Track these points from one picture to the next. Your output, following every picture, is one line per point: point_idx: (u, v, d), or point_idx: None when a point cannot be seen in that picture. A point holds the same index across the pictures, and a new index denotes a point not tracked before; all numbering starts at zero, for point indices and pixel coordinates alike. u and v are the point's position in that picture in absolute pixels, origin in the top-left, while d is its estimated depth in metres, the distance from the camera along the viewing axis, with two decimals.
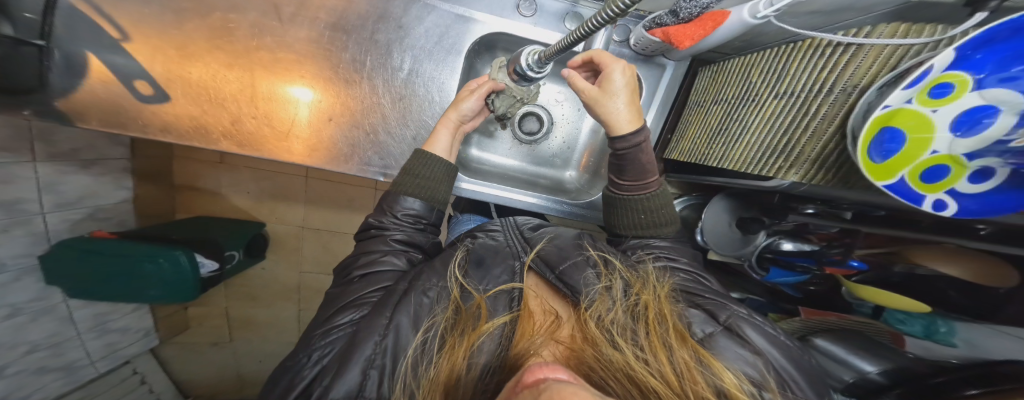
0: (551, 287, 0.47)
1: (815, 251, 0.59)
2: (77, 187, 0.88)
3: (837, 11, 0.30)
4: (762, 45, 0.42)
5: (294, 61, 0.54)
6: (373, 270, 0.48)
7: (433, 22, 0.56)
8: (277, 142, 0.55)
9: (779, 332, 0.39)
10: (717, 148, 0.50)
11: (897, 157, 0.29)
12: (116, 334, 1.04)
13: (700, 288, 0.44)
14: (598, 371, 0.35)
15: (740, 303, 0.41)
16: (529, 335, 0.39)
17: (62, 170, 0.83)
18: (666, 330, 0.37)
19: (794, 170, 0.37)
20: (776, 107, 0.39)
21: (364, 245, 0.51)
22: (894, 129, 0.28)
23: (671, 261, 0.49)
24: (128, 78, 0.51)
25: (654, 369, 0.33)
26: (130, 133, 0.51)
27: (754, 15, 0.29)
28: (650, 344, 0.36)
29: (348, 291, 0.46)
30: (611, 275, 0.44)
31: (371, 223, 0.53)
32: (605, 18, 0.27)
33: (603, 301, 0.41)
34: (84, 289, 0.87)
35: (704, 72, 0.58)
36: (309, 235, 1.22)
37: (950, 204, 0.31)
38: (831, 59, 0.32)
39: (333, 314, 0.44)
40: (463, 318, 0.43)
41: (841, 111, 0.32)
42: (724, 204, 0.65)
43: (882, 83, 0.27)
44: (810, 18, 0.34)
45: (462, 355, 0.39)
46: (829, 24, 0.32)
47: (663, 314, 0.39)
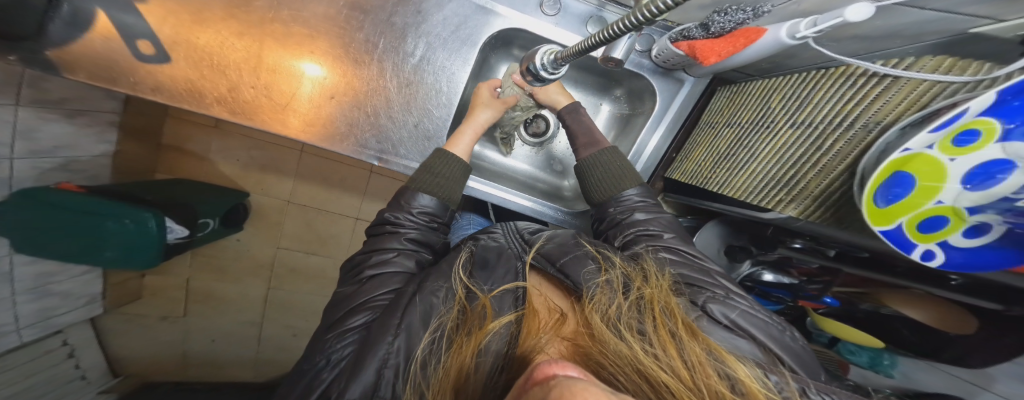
0: (553, 283, 0.47)
1: (794, 284, 0.58)
2: (53, 137, 0.83)
3: (885, 37, 0.30)
4: (791, 68, 0.42)
5: (305, 35, 0.53)
6: (385, 271, 0.47)
7: (453, 10, 0.56)
8: (272, 113, 0.53)
9: (783, 328, 0.38)
10: (721, 172, 0.51)
11: (900, 204, 0.29)
12: (56, 298, 0.94)
13: (699, 276, 0.43)
14: (603, 360, 0.33)
15: (742, 296, 0.41)
16: (535, 334, 0.38)
17: (44, 117, 0.79)
18: (675, 322, 0.35)
19: (794, 204, 0.40)
20: (791, 138, 0.39)
21: (376, 243, 0.50)
22: (907, 174, 0.28)
23: (663, 246, 0.48)
24: (132, 35, 0.47)
25: (664, 363, 0.30)
26: (118, 89, 0.46)
27: (793, 34, 0.29)
28: (658, 336, 0.34)
29: (359, 293, 0.45)
30: (611, 270, 0.43)
31: (386, 222, 0.52)
32: (628, 24, 0.26)
33: (603, 294, 0.39)
34: (35, 244, 0.79)
35: (723, 92, 0.58)
36: (294, 210, 1.21)
37: (937, 255, 0.33)
38: (863, 90, 0.31)
39: (345, 316, 0.43)
40: (470, 317, 0.41)
41: (854, 151, 0.33)
42: (716, 230, 0.66)
43: (905, 124, 0.28)
44: (851, 44, 0.33)
45: (470, 352, 0.37)
46: (869, 52, 0.32)
47: (670, 307, 0.37)
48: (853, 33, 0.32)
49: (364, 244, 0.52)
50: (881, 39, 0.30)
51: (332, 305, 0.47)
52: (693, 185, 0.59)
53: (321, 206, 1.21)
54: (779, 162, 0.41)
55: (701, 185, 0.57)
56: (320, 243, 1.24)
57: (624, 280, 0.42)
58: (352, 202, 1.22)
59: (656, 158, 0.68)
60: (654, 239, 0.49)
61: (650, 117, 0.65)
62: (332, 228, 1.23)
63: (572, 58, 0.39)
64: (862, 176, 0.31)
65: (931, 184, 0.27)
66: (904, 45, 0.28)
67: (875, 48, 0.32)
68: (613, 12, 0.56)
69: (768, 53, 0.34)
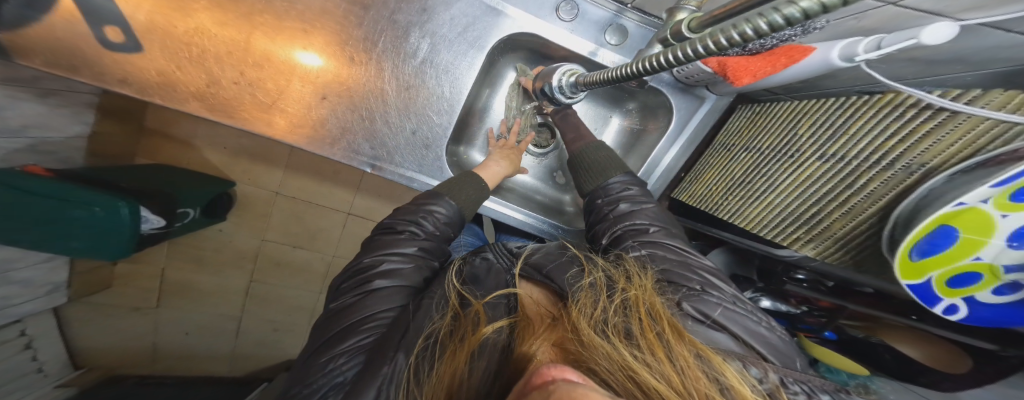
0: (543, 291, 0.44)
1: (792, 313, 0.56)
2: (21, 115, 0.72)
3: (945, 61, 0.25)
4: (823, 89, 0.37)
5: (299, 30, 0.49)
6: (397, 283, 0.41)
7: (461, 9, 0.52)
8: (256, 112, 0.49)
9: (767, 323, 0.36)
10: (735, 198, 0.49)
11: (936, 257, 0.27)
12: (15, 288, 0.80)
13: (682, 272, 0.40)
14: (588, 358, 0.30)
15: (726, 290, 0.38)
16: (529, 339, 0.35)
17: (15, 95, 0.70)
18: (658, 321, 0.32)
19: (812, 244, 0.40)
20: (818, 171, 0.36)
21: (388, 246, 0.44)
22: (952, 230, 0.25)
23: (650, 243, 0.44)
24: (97, 18, 0.42)
25: (653, 369, 0.27)
26: (80, 79, 0.41)
27: (850, 57, 0.27)
28: (644, 338, 0.30)
29: (363, 306, 0.39)
30: (594, 272, 0.41)
31: (404, 225, 0.46)
32: (671, 59, 0.26)
33: (586, 297, 0.36)
34: None
35: (745, 110, 0.51)
36: (282, 202, 1.14)
37: (964, 310, 0.31)
38: (903, 123, 0.28)
39: (341, 335, 0.37)
40: (463, 322, 0.38)
41: (891, 192, 0.30)
42: (721, 258, 0.64)
43: (957, 169, 0.24)
44: (903, 66, 0.29)
45: (464, 359, 0.33)
46: (920, 77, 0.28)
47: (654, 306, 0.33)
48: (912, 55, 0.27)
49: (370, 246, 0.45)
50: (942, 63, 0.26)
51: (329, 316, 0.41)
52: (702, 210, 0.57)
53: (312, 199, 1.14)
54: (801, 195, 0.39)
55: (710, 212, 0.55)
56: (309, 237, 1.17)
57: (607, 283, 0.40)
58: (344, 197, 1.16)
59: (666, 178, 0.66)
60: (642, 234, 0.46)
61: (665, 134, 0.62)
62: (321, 222, 1.17)
63: (603, 84, 0.39)
64: (897, 225, 0.29)
65: (973, 241, 0.25)
66: (966, 72, 0.24)
67: (933, 72, 0.27)
68: (632, 19, 0.54)
69: (810, 73, 0.32)
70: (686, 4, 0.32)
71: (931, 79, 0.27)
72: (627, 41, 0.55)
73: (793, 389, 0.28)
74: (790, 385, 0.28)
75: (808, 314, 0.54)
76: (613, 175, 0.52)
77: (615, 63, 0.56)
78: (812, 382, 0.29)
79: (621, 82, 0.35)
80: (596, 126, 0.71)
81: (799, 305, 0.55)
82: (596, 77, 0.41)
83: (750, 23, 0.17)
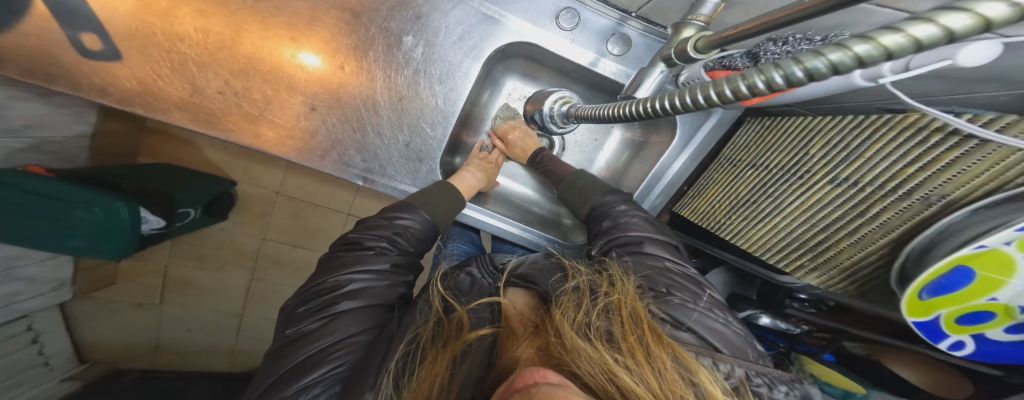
0: (529, 299, 0.42)
1: (792, 333, 0.50)
2: (26, 115, 0.73)
3: (976, 80, 0.22)
4: (841, 103, 0.33)
5: (287, 37, 0.47)
6: (363, 304, 0.38)
7: (457, 17, 0.51)
8: (242, 123, 0.47)
9: (724, 318, 0.35)
10: (738, 218, 0.47)
11: (943, 298, 0.25)
12: (21, 284, 0.80)
13: (660, 274, 0.39)
14: (570, 361, 0.29)
15: (698, 292, 0.37)
16: (512, 346, 0.34)
17: (15, 95, 0.69)
18: (639, 326, 0.31)
19: (816, 273, 0.39)
20: (828, 196, 0.34)
21: (357, 264, 0.40)
22: (968, 269, 0.23)
23: (638, 254, 0.42)
24: (76, 23, 0.41)
25: (634, 372, 0.26)
26: (56, 88, 0.41)
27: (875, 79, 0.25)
28: (626, 342, 0.30)
29: (328, 332, 0.35)
30: (576, 277, 0.39)
31: (373, 241, 0.42)
32: (669, 106, 0.26)
33: (570, 300, 0.35)
34: None
35: (754, 124, 0.47)
36: (282, 203, 1.13)
37: (971, 346, 0.28)
38: (918, 149, 0.26)
39: (298, 371, 0.33)
40: (447, 327, 0.37)
41: (905, 224, 0.29)
42: (723, 277, 0.61)
43: (978, 205, 0.23)
44: (931, 85, 0.25)
45: (444, 364, 0.32)
46: (946, 95, 0.24)
47: (636, 310, 0.32)
48: (940, 77, 0.24)
49: (331, 264, 0.40)
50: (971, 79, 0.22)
51: (289, 342, 0.36)
52: (703, 227, 0.55)
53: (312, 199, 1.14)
54: (809, 221, 0.37)
55: (711, 230, 0.53)
56: (308, 237, 1.15)
57: (590, 286, 0.38)
58: (344, 197, 1.15)
59: (667, 193, 0.64)
60: (625, 245, 0.43)
61: (669, 147, 0.59)
62: (320, 222, 1.15)
63: (615, 121, 0.35)
64: (909, 260, 0.28)
65: (992, 280, 0.22)
66: (998, 91, 0.20)
67: (962, 90, 0.23)
68: (635, 28, 0.52)
69: (826, 92, 0.30)
70: (694, 19, 0.30)
71: (960, 97, 0.23)
72: (630, 51, 0.53)
73: (756, 381, 0.29)
74: (755, 378, 0.29)
75: (808, 335, 0.49)
76: (597, 198, 0.50)
77: (616, 73, 0.54)
78: (773, 374, 0.30)
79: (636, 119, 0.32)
80: (597, 137, 0.70)
81: (800, 324, 0.49)
82: (591, 113, 0.40)
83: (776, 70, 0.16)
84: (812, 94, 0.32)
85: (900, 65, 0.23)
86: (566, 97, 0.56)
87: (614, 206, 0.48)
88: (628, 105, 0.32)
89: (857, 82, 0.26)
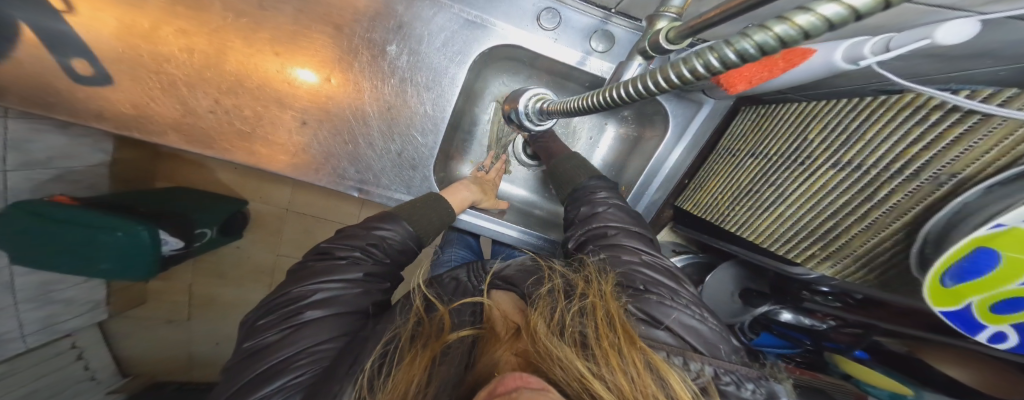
0: (517, 303, 0.41)
1: (817, 328, 0.50)
2: (47, 147, 0.77)
3: (968, 56, 0.21)
4: (835, 87, 0.31)
5: (272, 53, 0.48)
6: (333, 312, 0.38)
7: (440, 24, 0.50)
8: (236, 141, 0.48)
9: (700, 313, 0.35)
10: (741, 209, 0.45)
11: (973, 283, 0.22)
12: (60, 305, 0.86)
13: (634, 270, 0.38)
14: (546, 368, 0.29)
15: (678, 289, 0.37)
16: (492, 349, 0.34)
17: (31, 128, 0.73)
18: (615, 330, 0.31)
19: (828, 263, 0.34)
20: (832, 181, 0.32)
21: (326, 273, 0.39)
22: (991, 252, 0.20)
23: (614, 248, 0.41)
24: (69, 51, 0.42)
25: (607, 380, 0.27)
26: (58, 116, 0.43)
27: (854, 61, 0.23)
28: (600, 346, 0.30)
29: (291, 342, 0.35)
30: (553, 278, 0.41)
31: (345, 251, 0.42)
32: (634, 91, 0.26)
33: (545, 303, 0.37)
34: (22, 257, 0.73)
35: (749, 112, 0.47)
36: (291, 219, 1.15)
37: (1014, 338, 0.24)
38: (931, 130, 0.23)
39: (256, 381, 0.33)
40: (427, 328, 0.38)
41: (917, 207, 0.25)
42: (732, 271, 0.60)
43: (995, 180, 0.20)
44: (921, 63, 0.24)
45: (422, 365, 0.32)
46: (938, 73, 0.23)
47: (611, 312, 0.33)
48: (930, 53, 0.22)
49: (299, 274, 0.40)
50: (962, 57, 0.21)
51: (247, 356, 0.36)
52: (708, 220, 0.52)
53: (319, 214, 1.16)
54: (815, 207, 0.34)
55: (717, 222, 0.50)
56: None
57: (566, 288, 0.39)
58: (350, 210, 1.17)
59: (667, 187, 0.62)
60: (602, 238, 0.43)
61: (664, 141, 0.58)
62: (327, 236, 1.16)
63: (581, 113, 0.38)
64: (927, 243, 0.24)
65: (1019, 264, 0.19)
66: (996, 66, 0.19)
67: (957, 67, 0.22)
68: (620, 25, 0.50)
69: (811, 78, 0.28)
70: (666, 11, 0.29)
71: (957, 76, 0.21)
72: (615, 47, 0.52)
73: (724, 380, 0.29)
74: (722, 376, 0.30)
75: (835, 330, 0.47)
76: (580, 181, 0.50)
77: (604, 70, 0.53)
78: (740, 372, 0.30)
79: (599, 110, 0.34)
80: (593, 134, 0.69)
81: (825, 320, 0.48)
82: (569, 106, 0.40)
83: (749, 38, 0.14)
84: (797, 81, 0.30)
85: (881, 46, 0.21)
86: (540, 94, 0.55)
87: (595, 194, 0.47)
88: (591, 97, 0.34)
89: (840, 65, 0.24)
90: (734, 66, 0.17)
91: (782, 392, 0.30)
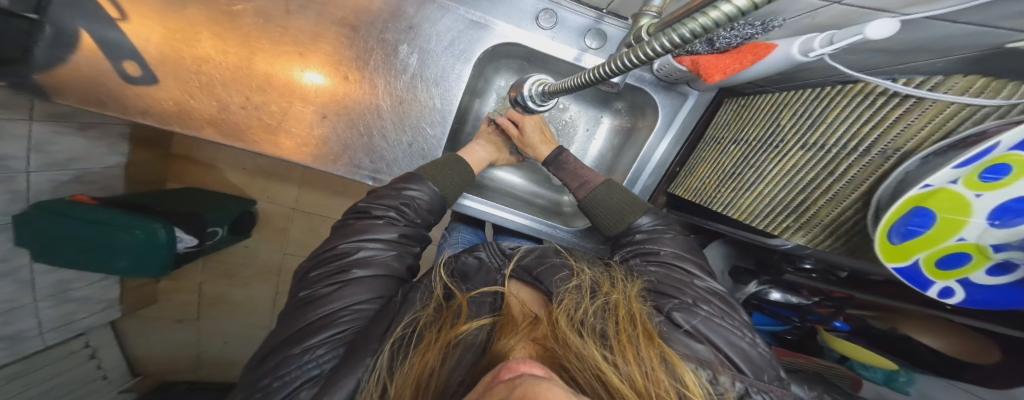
0: (533, 294, 0.47)
1: (802, 305, 0.52)
2: (67, 149, 0.82)
3: (911, 51, 0.25)
4: (805, 81, 0.35)
5: (295, 54, 0.52)
6: (373, 273, 0.42)
7: (446, 25, 0.55)
8: (264, 134, 0.53)
9: (742, 331, 0.38)
10: (724, 192, 0.48)
11: (919, 239, 0.25)
12: (75, 305, 0.92)
13: (684, 286, 0.43)
14: (562, 353, 0.34)
15: (733, 313, 0.40)
16: (508, 336, 0.37)
17: (56, 131, 0.77)
18: (636, 327, 0.37)
19: (802, 232, 0.37)
20: (803, 160, 0.35)
21: (365, 233, 0.44)
22: (929, 211, 0.24)
23: (664, 264, 0.46)
24: (117, 55, 0.47)
25: (621, 369, 0.32)
26: (109, 112, 0.47)
27: (807, 52, 0.26)
28: (618, 340, 0.35)
29: (338, 297, 0.39)
30: (582, 276, 0.45)
31: (382, 211, 0.46)
32: (615, 68, 0.29)
33: (571, 297, 0.41)
34: (49, 254, 0.78)
35: (731, 104, 0.51)
36: (299, 218, 1.20)
37: (960, 292, 0.27)
38: (879, 112, 0.27)
39: (309, 326, 0.38)
40: (446, 313, 0.42)
41: (871, 178, 0.29)
42: (721, 251, 0.63)
43: (929, 152, 0.23)
44: (871, 57, 0.28)
45: (440, 347, 0.36)
46: (891, 66, 0.27)
47: (632, 312, 0.39)
48: (874, 47, 0.26)
49: (344, 231, 0.45)
50: (904, 52, 0.25)
51: (300, 304, 0.40)
52: (698, 203, 0.55)
53: (325, 212, 1.20)
54: (789, 184, 0.37)
55: (705, 204, 0.53)
56: None
57: (592, 285, 0.45)
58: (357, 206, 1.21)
59: (658, 174, 0.66)
60: (652, 255, 0.48)
61: (654, 130, 0.62)
62: None
63: (579, 88, 0.39)
64: (880, 207, 0.27)
65: (953, 221, 0.23)
66: (934, 59, 0.23)
67: (902, 60, 0.26)
68: (612, 24, 0.55)
69: (778, 68, 0.31)
70: (648, 10, 0.33)
71: (901, 67, 0.26)
72: (607, 45, 0.56)
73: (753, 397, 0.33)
74: (754, 394, 0.33)
75: (817, 304, 0.50)
76: (632, 219, 0.52)
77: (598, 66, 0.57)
78: (772, 392, 0.34)
79: (592, 85, 0.35)
80: (590, 126, 0.72)
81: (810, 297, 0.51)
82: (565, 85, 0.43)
83: (694, 22, 0.18)
84: (766, 71, 0.33)
85: (826, 41, 0.24)
86: (541, 80, 0.58)
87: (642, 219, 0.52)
88: (583, 76, 0.36)
89: (795, 58, 0.28)
90: (679, 45, 0.21)
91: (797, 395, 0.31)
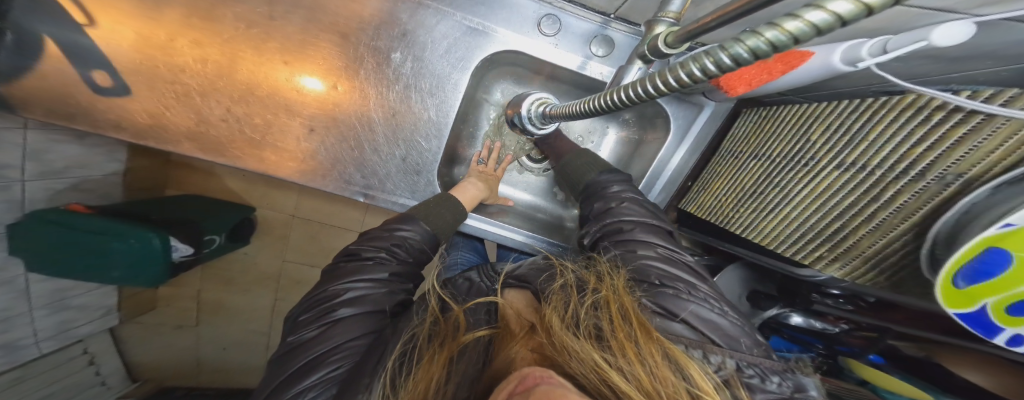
0: (529, 303, 0.41)
1: (828, 332, 0.48)
2: (63, 157, 0.79)
3: (967, 57, 0.21)
4: (836, 90, 0.32)
5: (281, 62, 0.49)
6: (363, 310, 0.39)
7: (443, 32, 0.52)
8: (247, 149, 0.50)
9: (725, 309, 0.34)
10: (743, 211, 0.44)
11: (991, 281, 0.20)
12: (73, 312, 0.89)
13: (649, 263, 0.38)
14: (562, 361, 0.28)
15: (697, 283, 0.36)
16: (508, 345, 0.34)
17: (51, 139, 0.75)
18: (630, 324, 0.30)
19: (836, 264, 0.34)
20: (836, 182, 0.32)
21: (355, 273, 0.41)
22: (1001, 251, 0.18)
23: (629, 243, 0.41)
24: (89, 65, 0.44)
25: (625, 371, 0.26)
26: (79, 126, 0.45)
27: (853, 62, 0.23)
28: (615, 339, 0.29)
29: (327, 337, 0.36)
30: (565, 274, 0.41)
31: (373, 252, 0.43)
32: (639, 92, 0.27)
33: (559, 297, 0.36)
34: (46, 265, 0.76)
35: (750, 115, 0.47)
36: (297, 225, 1.17)
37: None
38: (938, 129, 0.23)
39: (296, 373, 0.34)
40: (446, 327, 0.38)
41: (924, 207, 0.25)
42: (739, 273, 0.57)
43: (999, 180, 0.19)
44: (919, 65, 0.24)
45: (442, 364, 0.32)
46: (942, 74, 0.23)
47: (625, 305, 0.32)
48: (927, 56, 0.23)
49: (334, 273, 0.42)
50: (966, 58, 0.21)
51: (290, 350, 0.37)
52: (712, 223, 0.51)
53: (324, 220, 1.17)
54: (821, 208, 0.34)
55: (721, 224, 0.49)
56: (323, 256, 1.18)
57: (579, 283, 0.39)
58: (354, 216, 1.18)
59: (669, 189, 0.63)
60: (616, 234, 0.43)
61: (665, 143, 0.59)
62: (335, 242, 1.18)
63: (583, 116, 0.38)
64: (937, 243, 0.23)
65: None
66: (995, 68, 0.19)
67: (960, 68, 0.22)
68: (619, 30, 0.51)
69: (811, 79, 0.28)
70: (664, 16, 0.30)
71: (958, 76, 0.22)
72: (615, 51, 0.53)
73: (748, 372, 0.28)
74: (745, 369, 0.28)
75: (847, 334, 0.46)
76: (591, 177, 0.50)
77: (604, 74, 0.54)
78: (765, 364, 0.29)
79: (603, 113, 0.34)
80: (594, 137, 0.69)
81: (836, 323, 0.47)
82: (572, 109, 0.41)
83: (744, 43, 0.14)
84: (797, 84, 0.30)
85: (878, 48, 0.21)
86: (542, 98, 0.57)
87: (609, 187, 0.47)
88: (594, 101, 0.34)
89: (838, 67, 0.24)
90: (728, 69, 0.17)
91: (811, 385, 0.28)
